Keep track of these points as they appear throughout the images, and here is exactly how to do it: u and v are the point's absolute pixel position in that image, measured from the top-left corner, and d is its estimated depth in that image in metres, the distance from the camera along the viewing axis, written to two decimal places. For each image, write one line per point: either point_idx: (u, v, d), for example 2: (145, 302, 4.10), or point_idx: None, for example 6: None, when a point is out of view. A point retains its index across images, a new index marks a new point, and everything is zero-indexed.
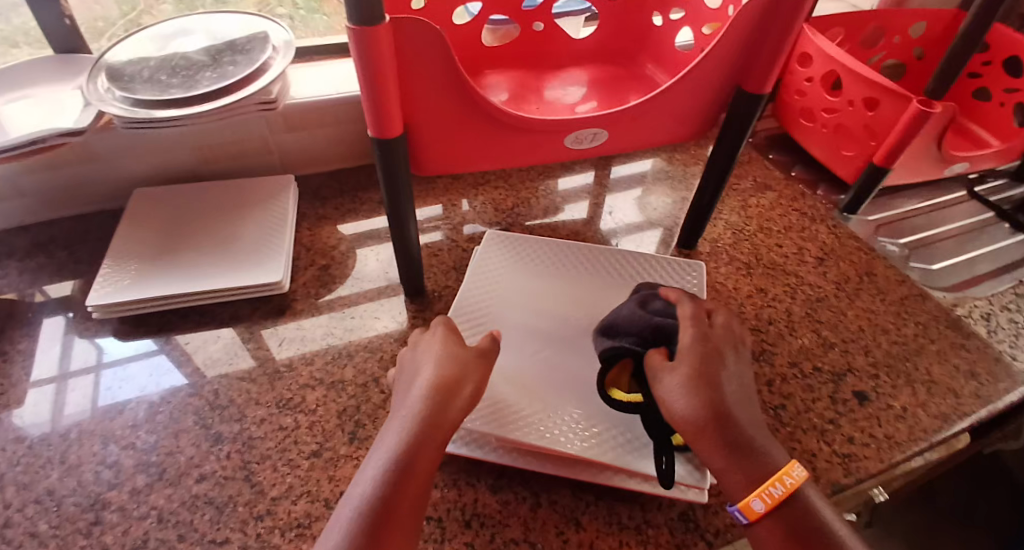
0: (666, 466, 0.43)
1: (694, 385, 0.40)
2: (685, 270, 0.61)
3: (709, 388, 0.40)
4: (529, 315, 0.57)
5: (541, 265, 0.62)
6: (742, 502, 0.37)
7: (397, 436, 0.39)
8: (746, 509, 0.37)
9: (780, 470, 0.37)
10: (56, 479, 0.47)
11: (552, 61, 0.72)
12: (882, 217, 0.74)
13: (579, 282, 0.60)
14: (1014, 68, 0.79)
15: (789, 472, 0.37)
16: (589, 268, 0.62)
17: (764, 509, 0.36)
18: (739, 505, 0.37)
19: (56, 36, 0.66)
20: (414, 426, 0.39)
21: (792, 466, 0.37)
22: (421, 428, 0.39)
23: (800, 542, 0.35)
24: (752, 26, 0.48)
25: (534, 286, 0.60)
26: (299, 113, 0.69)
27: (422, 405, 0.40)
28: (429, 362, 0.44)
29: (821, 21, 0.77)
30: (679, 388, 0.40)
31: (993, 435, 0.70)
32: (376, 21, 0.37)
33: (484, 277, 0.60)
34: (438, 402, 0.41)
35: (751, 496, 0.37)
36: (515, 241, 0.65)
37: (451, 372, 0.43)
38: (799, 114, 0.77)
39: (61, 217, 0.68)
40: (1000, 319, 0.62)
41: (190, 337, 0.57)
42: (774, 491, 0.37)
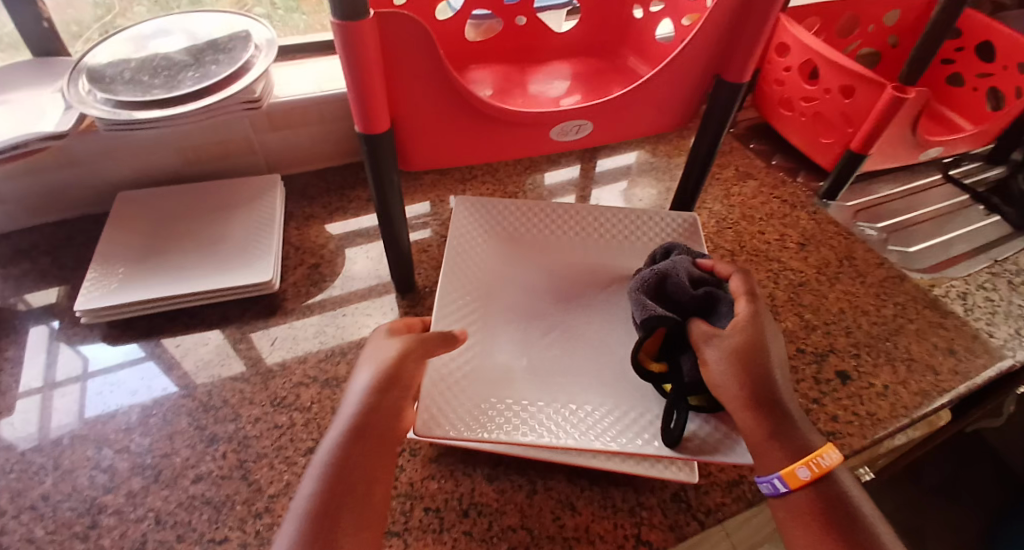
0: (674, 425, 0.44)
1: (738, 362, 0.42)
2: (689, 234, 0.61)
3: (753, 365, 0.42)
4: (524, 300, 0.56)
5: (523, 235, 0.61)
6: (786, 470, 0.40)
7: (334, 441, 0.40)
8: (790, 477, 0.39)
9: (817, 451, 0.40)
10: (51, 484, 0.46)
11: (536, 55, 0.73)
12: (860, 203, 0.76)
13: (577, 257, 0.60)
14: (986, 53, 0.82)
15: (831, 449, 0.40)
16: (578, 234, 0.62)
17: (809, 477, 0.39)
18: (784, 472, 0.40)
19: (32, 39, 0.65)
20: (350, 424, 0.40)
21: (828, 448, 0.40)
22: (359, 425, 0.40)
23: (834, 513, 0.38)
24: (731, 16, 0.49)
25: (524, 268, 0.59)
26: (283, 113, 0.69)
27: (355, 414, 0.41)
28: (364, 368, 0.43)
29: (797, 11, 0.79)
30: (724, 361, 0.42)
31: (973, 412, 0.72)
32: (360, 17, 0.38)
33: (467, 254, 0.58)
34: (374, 411, 0.41)
35: (798, 465, 0.40)
36: (489, 205, 0.62)
37: (386, 377, 0.42)
38: (778, 104, 0.78)
39: (44, 223, 0.68)
40: (976, 298, 0.64)
41: (180, 340, 0.57)
42: (822, 462, 0.40)
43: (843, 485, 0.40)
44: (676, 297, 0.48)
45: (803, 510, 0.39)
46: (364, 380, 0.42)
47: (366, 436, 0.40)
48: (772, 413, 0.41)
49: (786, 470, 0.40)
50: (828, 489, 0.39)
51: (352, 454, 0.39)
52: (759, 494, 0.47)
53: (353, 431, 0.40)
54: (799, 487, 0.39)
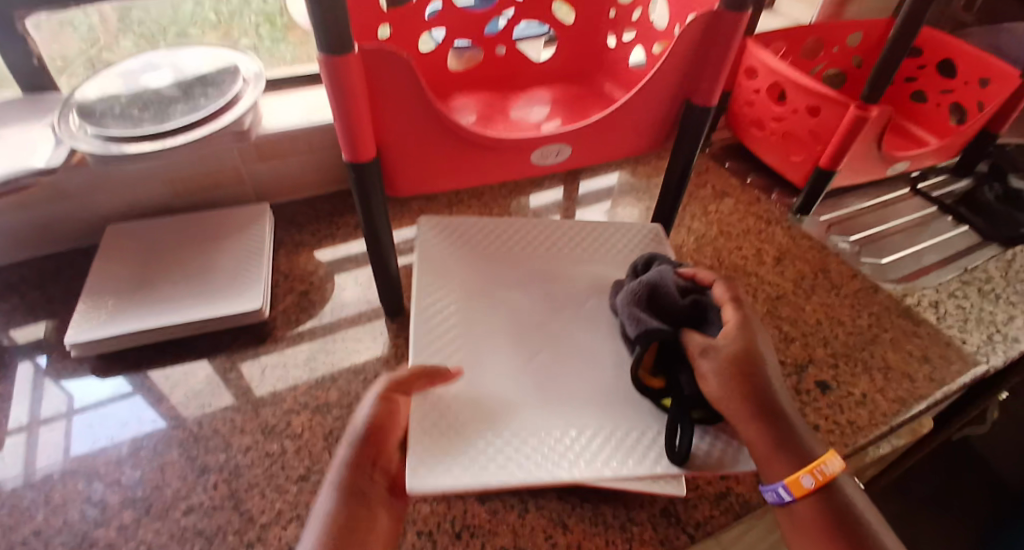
0: (680, 443, 0.43)
1: (733, 371, 0.44)
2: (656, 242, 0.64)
3: (749, 373, 0.44)
4: (505, 314, 0.55)
5: (490, 248, 0.61)
6: (791, 477, 0.40)
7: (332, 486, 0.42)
8: (794, 485, 0.40)
9: (818, 457, 0.41)
10: (41, 519, 0.46)
11: (516, 83, 0.76)
12: (833, 217, 0.79)
13: (556, 267, 0.60)
14: (947, 71, 0.86)
15: (832, 456, 0.41)
16: (541, 245, 0.63)
17: (813, 485, 0.40)
18: (789, 481, 0.40)
19: (21, 75, 0.66)
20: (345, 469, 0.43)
21: (831, 455, 0.41)
22: (353, 466, 0.43)
23: (838, 520, 0.39)
24: (698, 43, 0.52)
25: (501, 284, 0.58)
26: (272, 143, 0.71)
27: (349, 457, 0.43)
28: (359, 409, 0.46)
29: (764, 36, 0.82)
30: (720, 371, 0.44)
31: (954, 420, 0.74)
32: (347, 53, 0.40)
33: (436, 279, 0.56)
34: (364, 452, 0.44)
35: (802, 473, 0.40)
36: (453, 226, 0.62)
37: (376, 420, 0.45)
38: (750, 124, 0.82)
39: (32, 257, 0.68)
40: (948, 306, 0.66)
41: (167, 373, 0.57)
42: (825, 469, 0.40)
43: (845, 490, 0.41)
44: (665, 310, 0.49)
45: (807, 517, 0.40)
46: (359, 422, 0.45)
47: (354, 482, 0.42)
48: (774, 420, 0.42)
49: (790, 478, 0.40)
50: (831, 497, 0.40)
51: (344, 497, 0.41)
52: (746, 506, 0.48)
53: (344, 476, 0.42)
54: (804, 495, 0.40)
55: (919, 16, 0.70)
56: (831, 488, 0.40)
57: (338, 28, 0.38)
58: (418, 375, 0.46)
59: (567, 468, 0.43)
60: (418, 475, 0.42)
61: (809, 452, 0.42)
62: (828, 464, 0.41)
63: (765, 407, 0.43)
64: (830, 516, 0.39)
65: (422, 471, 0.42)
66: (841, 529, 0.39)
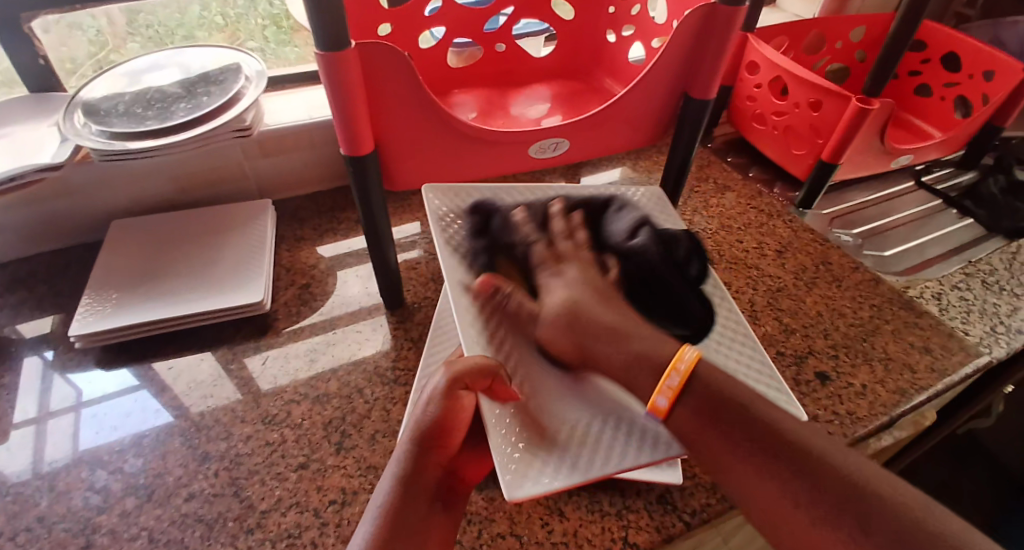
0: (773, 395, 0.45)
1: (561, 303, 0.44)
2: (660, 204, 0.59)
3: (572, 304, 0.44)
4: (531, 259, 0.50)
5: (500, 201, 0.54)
6: (649, 404, 0.39)
7: (375, 505, 0.39)
8: (655, 411, 0.38)
9: (671, 359, 0.39)
10: (46, 506, 0.47)
11: (516, 79, 0.76)
12: (835, 210, 0.79)
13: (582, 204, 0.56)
14: (951, 64, 0.85)
15: (681, 358, 0.38)
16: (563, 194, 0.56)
17: (667, 403, 0.38)
18: (649, 408, 0.39)
19: (30, 76, 0.67)
20: (394, 487, 0.39)
21: (683, 349, 0.39)
22: (408, 483, 0.40)
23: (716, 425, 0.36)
24: (694, 37, 0.53)
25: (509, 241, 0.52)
26: (274, 139, 0.71)
27: (398, 476, 0.40)
28: (424, 404, 0.42)
29: (764, 32, 0.82)
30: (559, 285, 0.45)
31: (959, 413, 0.74)
32: (343, 47, 0.40)
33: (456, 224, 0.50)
34: (427, 449, 0.41)
35: (655, 396, 0.38)
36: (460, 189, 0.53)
37: (445, 415, 0.42)
38: (752, 119, 0.81)
39: (41, 252, 0.69)
40: (950, 298, 0.66)
41: (172, 363, 0.58)
42: (672, 381, 0.38)
43: (726, 392, 0.37)
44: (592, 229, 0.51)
45: (687, 429, 0.37)
46: (424, 418, 0.42)
47: (416, 477, 0.40)
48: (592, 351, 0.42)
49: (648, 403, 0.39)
50: (701, 389, 0.38)
51: (406, 490, 0.39)
52: None
53: (407, 468, 0.40)
54: (668, 414, 0.38)
55: (921, 7, 0.69)
56: (696, 381, 0.38)
57: (333, 25, 0.39)
58: (485, 372, 0.41)
59: (667, 452, 0.39)
60: (514, 480, 0.38)
61: (661, 356, 0.39)
62: (683, 357, 0.39)
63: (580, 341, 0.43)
64: (711, 411, 0.37)
65: (512, 473, 0.38)
66: (729, 424, 0.36)
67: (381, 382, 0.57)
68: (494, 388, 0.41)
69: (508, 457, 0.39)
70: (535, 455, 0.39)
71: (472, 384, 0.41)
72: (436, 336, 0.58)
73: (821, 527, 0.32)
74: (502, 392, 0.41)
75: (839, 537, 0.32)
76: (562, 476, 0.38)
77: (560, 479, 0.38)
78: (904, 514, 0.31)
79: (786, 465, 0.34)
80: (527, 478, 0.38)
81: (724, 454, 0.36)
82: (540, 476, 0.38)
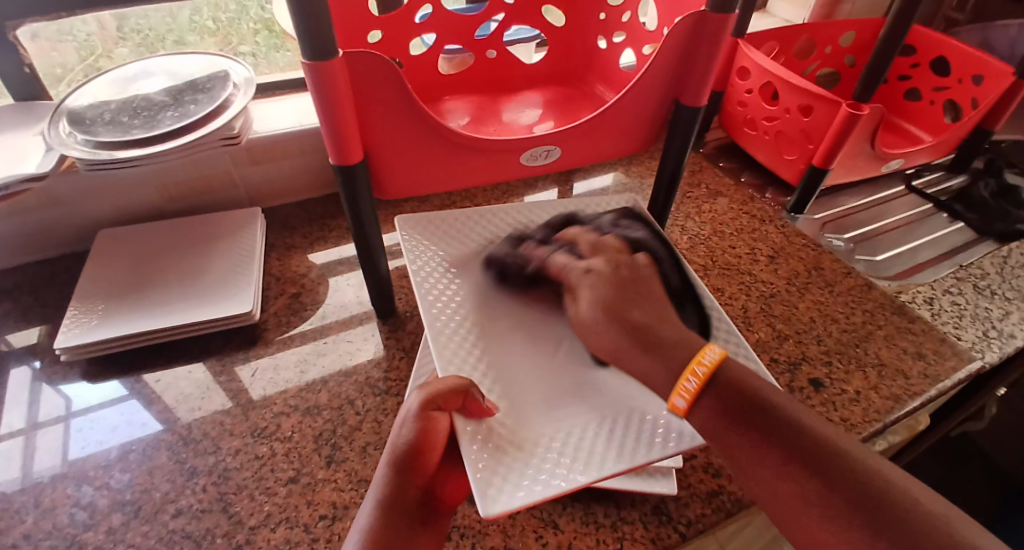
0: None
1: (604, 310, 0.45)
2: None
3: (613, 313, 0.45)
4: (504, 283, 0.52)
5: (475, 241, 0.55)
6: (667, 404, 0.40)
7: (359, 529, 0.39)
8: (674, 411, 0.40)
9: (692, 360, 0.40)
10: (31, 523, 0.46)
11: (509, 85, 0.76)
12: (827, 215, 0.79)
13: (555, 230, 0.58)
14: (940, 68, 0.86)
15: (700, 361, 0.40)
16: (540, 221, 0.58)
17: (686, 404, 0.39)
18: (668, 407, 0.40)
19: (17, 84, 0.66)
20: (377, 511, 0.39)
21: (706, 349, 0.41)
22: (391, 507, 0.40)
23: (733, 420, 0.38)
24: (684, 43, 0.53)
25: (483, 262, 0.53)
26: (263, 147, 0.71)
27: (380, 501, 0.40)
28: (398, 426, 0.43)
29: (755, 37, 0.82)
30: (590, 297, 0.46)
31: (953, 416, 0.73)
32: (330, 57, 0.40)
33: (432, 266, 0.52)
34: (406, 472, 0.41)
35: (673, 396, 0.40)
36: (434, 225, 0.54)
37: (421, 436, 0.42)
38: (743, 124, 0.81)
39: (26, 263, 0.68)
40: (943, 302, 0.66)
41: (160, 375, 0.57)
42: (690, 385, 0.39)
43: (744, 383, 0.39)
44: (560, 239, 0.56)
45: (706, 426, 0.39)
46: (399, 441, 0.42)
47: (397, 500, 0.40)
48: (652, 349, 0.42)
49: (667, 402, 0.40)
50: (723, 389, 0.39)
51: (388, 512, 0.39)
52: (738, 503, 0.47)
53: (388, 491, 0.40)
54: (689, 413, 0.39)
55: (909, 13, 0.70)
56: (718, 380, 0.39)
57: (320, 33, 0.38)
58: (458, 390, 0.42)
59: (634, 460, 0.40)
60: (488, 495, 0.37)
61: (686, 352, 0.41)
62: (704, 359, 0.40)
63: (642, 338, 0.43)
64: (734, 413, 0.38)
65: (489, 488, 0.38)
66: (750, 422, 0.37)
67: (372, 393, 0.56)
68: (467, 406, 0.42)
69: (483, 472, 0.39)
70: (509, 467, 0.39)
71: (445, 403, 0.42)
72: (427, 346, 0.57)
73: (833, 528, 0.33)
74: (476, 410, 0.42)
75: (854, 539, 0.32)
76: (536, 488, 0.38)
77: (535, 493, 0.38)
78: (919, 518, 0.32)
79: (803, 463, 0.35)
80: (502, 494, 0.38)
81: (743, 451, 0.37)
82: (515, 490, 0.38)
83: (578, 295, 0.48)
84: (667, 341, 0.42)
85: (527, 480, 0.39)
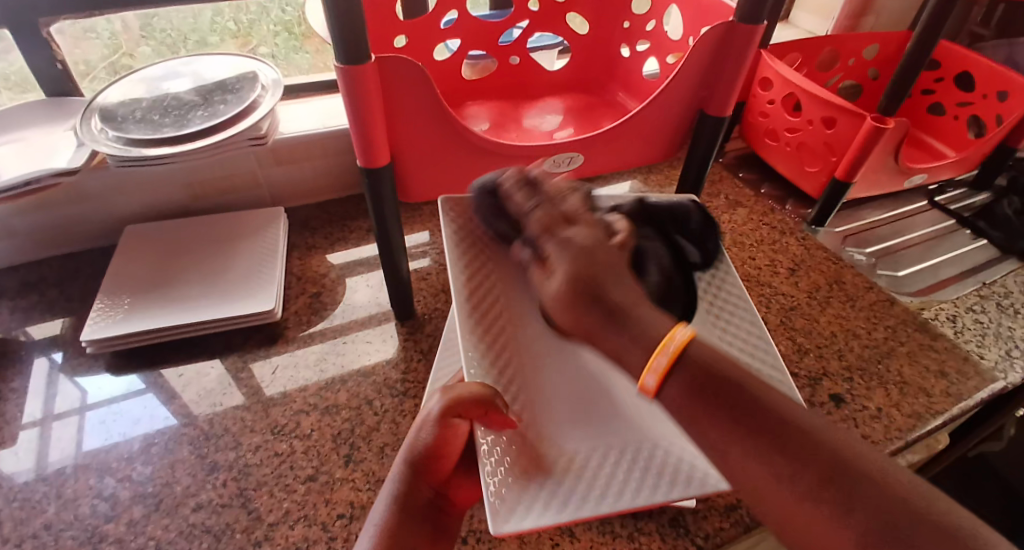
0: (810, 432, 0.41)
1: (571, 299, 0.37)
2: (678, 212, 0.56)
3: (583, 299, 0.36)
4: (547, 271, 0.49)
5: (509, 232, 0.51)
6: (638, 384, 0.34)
7: (371, 524, 0.39)
8: (643, 391, 0.34)
9: (663, 337, 0.34)
10: (53, 513, 0.47)
11: (530, 92, 0.76)
12: (849, 228, 0.78)
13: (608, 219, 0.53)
14: (965, 83, 0.85)
15: (671, 339, 0.33)
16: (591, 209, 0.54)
17: (657, 383, 0.33)
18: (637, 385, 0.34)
19: (48, 80, 0.68)
20: (389, 508, 0.39)
21: (675, 329, 0.34)
22: (404, 505, 0.39)
23: (704, 398, 0.32)
24: (711, 54, 0.53)
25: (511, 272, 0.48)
26: (288, 148, 0.72)
27: (393, 498, 0.40)
28: (417, 429, 0.41)
29: (778, 48, 0.82)
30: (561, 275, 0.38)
31: (973, 436, 0.72)
32: (362, 60, 0.40)
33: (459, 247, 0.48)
34: (419, 472, 0.40)
35: (643, 375, 0.34)
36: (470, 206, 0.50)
37: (438, 441, 0.40)
38: (764, 134, 0.81)
39: (52, 256, 0.69)
40: (966, 320, 0.65)
41: (182, 370, 0.57)
42: (659, 362, 0.33)
43: (711, 360, 0.33)
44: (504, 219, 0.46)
45: (678, 407, 0.33)
46: (417, 443, 0.41)
47: (408, 500, 0.39)
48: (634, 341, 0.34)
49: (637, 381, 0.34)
50: (693, 366, 0.33)
51: (399, 512, 0.39)
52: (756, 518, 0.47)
53: (402, 490, 0.40)
54: (659, 394, 0.34)
55: (936, 28, 0.69)
56: (690, 362, 0.33)
57: (355, 38, 0.39)
58: (480, 401, 0.38)
59: (673, 491, 0.35)
60: (501, 513, 0.34)
61: (650, 330, 0.34)
62: (677, 337, 0.34)
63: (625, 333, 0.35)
64: (704, 389, 0.32)
65: (501, 505, 0.34)
66: (726, 400, 0.32)
67: (390, 394, 0.56)
68: (488, 417, 0.38)
69: (496, 486, 0.35)
70: (536, 481, 0.35)
71: (466, 411, 0.38)
72: (446, 349, 0.57)
73: (806, 505, 0.29)
74: (496, 421, 0.38)
75: (828, 515, 0.28)
76: (561, 511, 0.34)
77: (553, 514, 0.34)
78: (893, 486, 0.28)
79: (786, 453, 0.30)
80: (520, 512, 0.34)
81: (713, 435, 0.32)
82: (532, 511, 0.34)
83: (552, 265, 0.39)
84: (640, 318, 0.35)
85: (546, 495, 0.35)
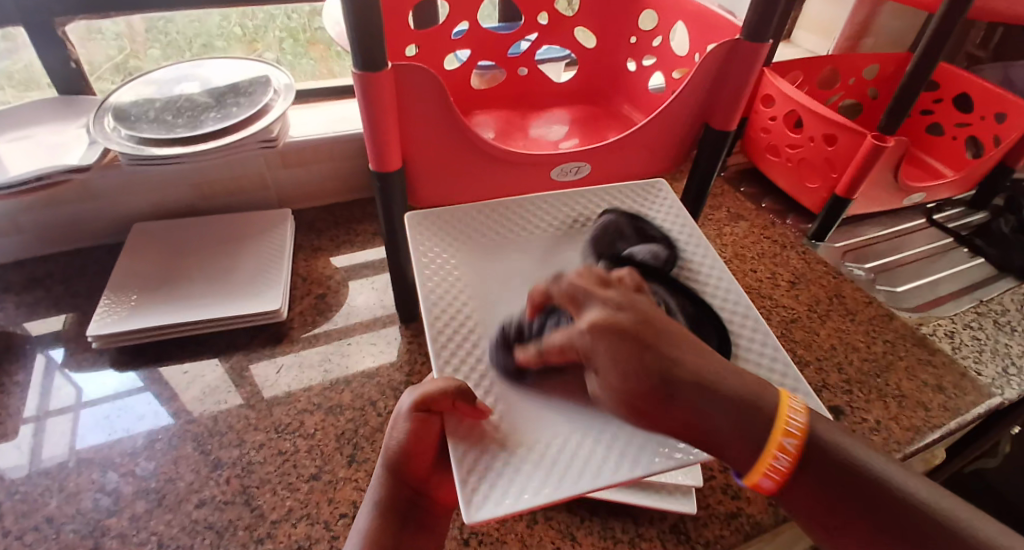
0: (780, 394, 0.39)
1: (637, 374, 0.34)
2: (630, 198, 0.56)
3: (650, 374, 0.34)
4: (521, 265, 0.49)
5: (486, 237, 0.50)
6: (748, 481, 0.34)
7: (358, 531, 0.40)
8: (755, 487, 0.34)
9: (776, 424, 0.33)
10: (55, 506, 0.47)
11: (537, 102, 0.77)
12: (849, 244, 0.80)
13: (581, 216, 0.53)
14: (963, 104, 0.87)
15: (788, 425, 0.33)
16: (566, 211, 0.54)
17: (773, 484, 0.34)
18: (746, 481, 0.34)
19: (60, 78, 0.69)
20: (374, 514, 0.41)
21: (789, 407, 0.34)
22: (388, 509, 0.41)
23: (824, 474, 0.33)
24: (718, 69, 0.54)
25: (508, 267, 0.48)
26: (298, 151, 0.73)
27: (376, 504, 0.41)
28: (391, 428, 0.42)
29: (780, 66, 0.84)
30: (615, 373, 0.35)
31: (969, 452, 0.72)
32: (379, 67, 0.41)
33: None
34: (400, 474, 0.41)
35: (757, 475, 0.33)
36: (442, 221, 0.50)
37: (412, 439, 0.41)
38: (765, 149, 0.82)
39: (59, 252, 0.70)
40: (963, 336, 0.66)
41: (188, 367, 0.58)
42: (778, 464, 0.33)
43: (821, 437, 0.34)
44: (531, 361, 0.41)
45: (793, 490, 0.33)
46: (392, 443, 0.41)
47: (392, 504, 0.41)
48: (727, 414, 0.33)
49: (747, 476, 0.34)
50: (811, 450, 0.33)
51: (383, 515, 0.40)
52: (756, 527, 0.48)
53: (385, 495, 0.41)
54: (772, 487, 0.34)
55: (935, 51, 0.70)
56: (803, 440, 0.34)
57: (372, 45, 0.40)
58: (447, 393, 0.38)
59: (645, 469, 0.35)
60: (473, 500, 0.33)
61: (767, 407, 0.34)
62: (789, 427, 0.33)
63: (710, 398, 0.34)
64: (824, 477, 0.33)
65: (475, 493, 0.33)
66: (842, 481, 0.32)
67: (393, 395, 0.57)
68: (456, 407, 0.37)
69: (471, 476, 0.34)
70: (498, 468, 0.35)
71: (436, 405, 0.38)
72: None
73: None
74: (468, 413, 0.37)
75: None
76: (527, 494, 0.33)
77: (523, 497, 0.33)
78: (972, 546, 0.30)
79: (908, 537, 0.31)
80: (490, 500, 0.33)
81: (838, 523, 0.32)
82: (504, 495, 0.33)
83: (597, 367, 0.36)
84: (731, 397, 0.34)
85: (527, 478, 0.34)
